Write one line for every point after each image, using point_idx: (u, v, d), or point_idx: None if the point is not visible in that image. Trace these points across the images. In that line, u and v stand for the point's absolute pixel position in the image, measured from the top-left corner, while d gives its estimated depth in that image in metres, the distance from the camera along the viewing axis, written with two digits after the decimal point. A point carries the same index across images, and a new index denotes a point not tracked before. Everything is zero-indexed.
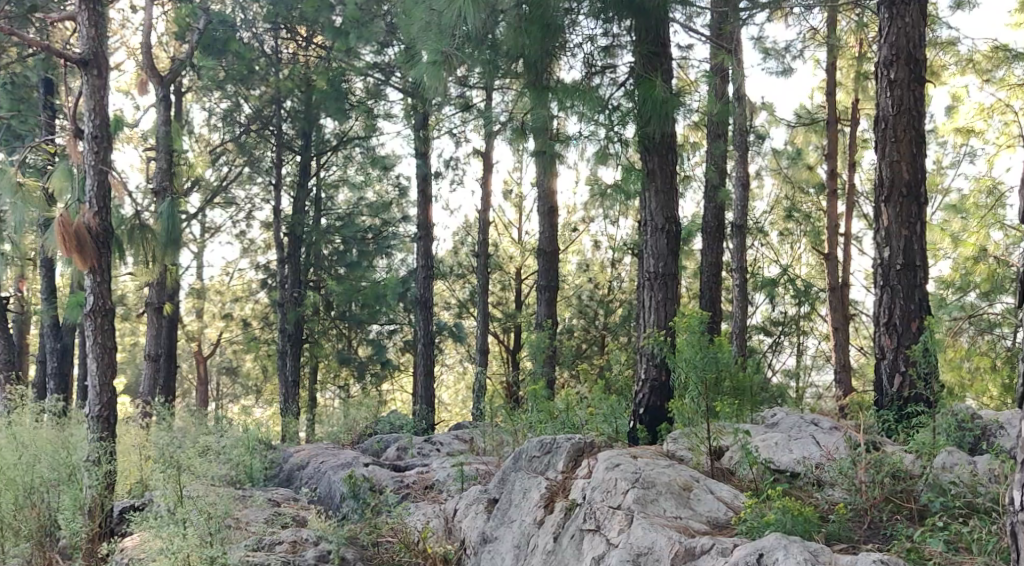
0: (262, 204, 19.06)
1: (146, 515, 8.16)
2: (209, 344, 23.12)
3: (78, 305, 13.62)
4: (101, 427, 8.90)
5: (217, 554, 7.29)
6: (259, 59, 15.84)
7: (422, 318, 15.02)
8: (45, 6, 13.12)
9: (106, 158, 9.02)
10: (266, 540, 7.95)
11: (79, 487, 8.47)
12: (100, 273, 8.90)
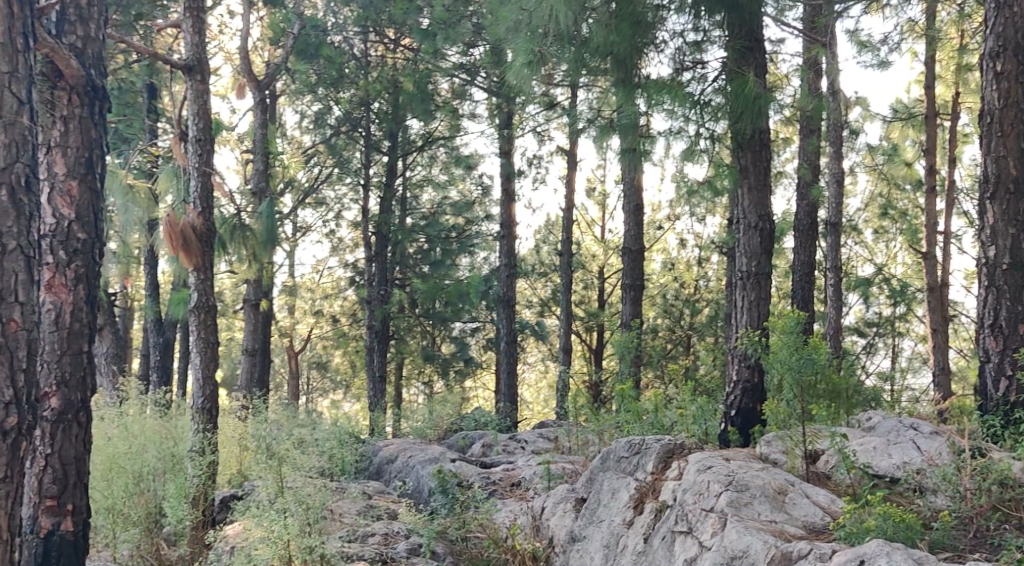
0: (351, 203, 19.34)
1: (247, 504, 8.44)
2: (298, 340, 23.56)
3: (180, 301, 13.99)
4: (202, 418, 9.45)
5: (315, 544, 7.44)
6: (349, 62, 16.09)
7: (505, 316, 15.05)
8: (151, 13, 13.51)
9: (209, 160, 9.51)
10: (360, 532, 8.25)
11: (185, 475, 8.89)
12: (203, 271, 9.30)
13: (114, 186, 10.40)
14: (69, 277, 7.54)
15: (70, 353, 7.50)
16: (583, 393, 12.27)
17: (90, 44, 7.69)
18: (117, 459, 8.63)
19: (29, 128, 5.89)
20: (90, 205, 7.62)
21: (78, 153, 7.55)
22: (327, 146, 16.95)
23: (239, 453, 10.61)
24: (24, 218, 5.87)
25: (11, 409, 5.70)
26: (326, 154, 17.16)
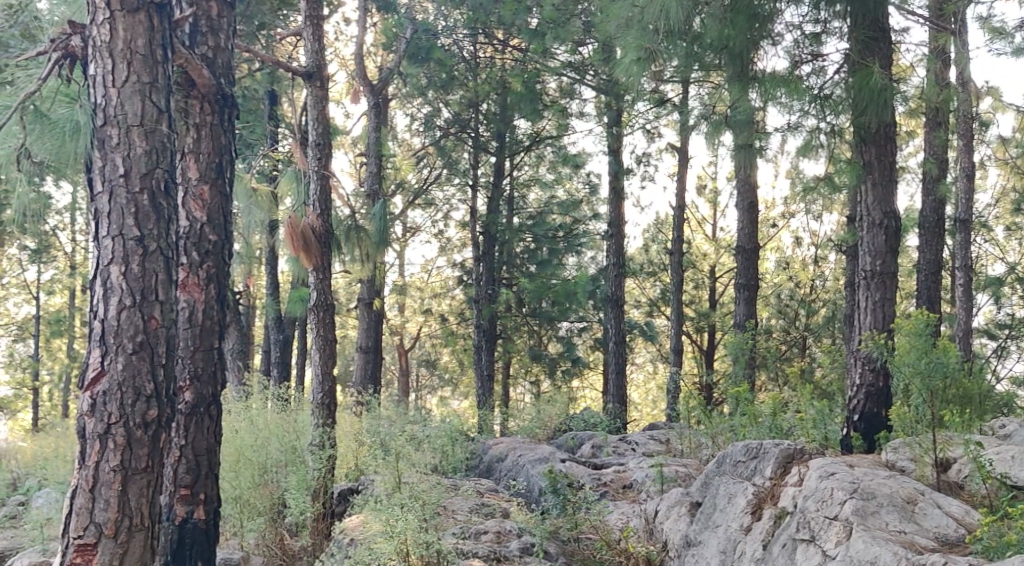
0: (459, 204, 19.50)
1: (365, 498, 8.64)
2: (408, 338, 23.85)
3: (299, 300, 14.45)
4: (323, 413, 9.83)
5: (432, 540, 7.47)
6: (458, 65, 16.33)
7: (614, 316, 14.90)
8: (272, 22, 13.90)
9: (328, 164, 9.94)
10: (473, 529, 8.22)
11: (306, 469, 9.34)
12: (322, 271, 9.59)
13: (237, 190, 10.66)
14: (201, 277, 7.74)
15: (202, 350, 7.79)
16: (695, 393, 12.12)
17: (221, 53, 7.91)
18: (244, 451, 9.45)
19: (166, 135, 6.77)
20: (220, 207, 7.85)
21: (210, 159, 7.83)
22: (436, 147, 17.28)
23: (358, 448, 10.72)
24: (163, 221, 6.71)
25: (153, 402, 6.60)
26: (436, 155, 17.56)
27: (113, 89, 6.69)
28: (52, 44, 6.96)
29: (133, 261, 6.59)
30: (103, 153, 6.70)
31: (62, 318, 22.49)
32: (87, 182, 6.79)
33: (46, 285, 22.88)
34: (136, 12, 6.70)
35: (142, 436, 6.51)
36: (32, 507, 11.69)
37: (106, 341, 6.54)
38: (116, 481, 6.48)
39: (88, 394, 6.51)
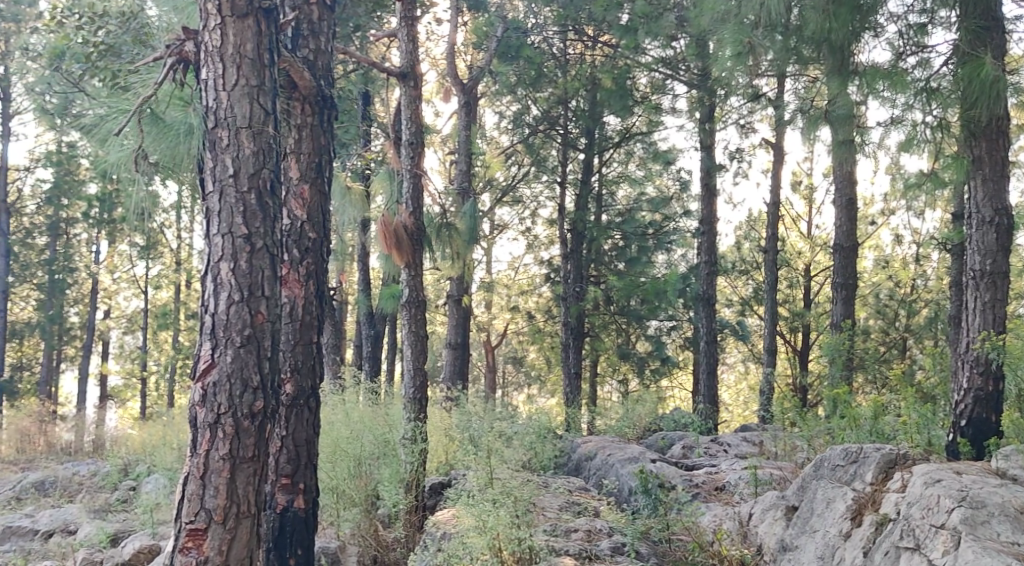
0: (548, 201, 19.52)
1: (457, 492, 8.71)
2: (496, 335, 23.92)
3: (390, 296, 14.65)
4: (414, 407, 10.19)
5: (524, 537, 7.47)
6: (548, 62, 16.46)
7: (705, 315, 14.67)
8: (367, 24, 14.48)
9: (421, 163, 10.35)
10: (564, 528, 8.15)
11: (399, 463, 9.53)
12: (414, 268, 10.06)
13: (333, 188, 10.83)
14: (301, 273, 7.88)
15: (302, 344, 7.81)
16: (789, 394, 11.87)
17: (321, 57, 8.04)
18: (340, 444, 9.54)
19: (273, 137, 6.86)
20: (320, 207, 7.95)
21: (310, 159, 7.93)
22: (525, 145, 17.37)
23: (445, 439, 11.22)
24: (269, 220, 6.78)
25: (259, 394, 6.66)
26: (524, 153, 17.68)
27: (223, 93, 6.81)
28: (167, 49, 7.15)
29: (241, 258, 6.68)
30: (214, 154, 6.82)
31: (167, 311, 23.06)
32: (199, 182, 6.92)
33: (152, 280, 23.43)
34: (244, 18, 6.83)
35: (249, 426, 6.59)
36: (142, 492, 11.98)
37: (216, 335, 6.64)
38: (225, 469, 6.58)
39: (199, 385, 6.62)
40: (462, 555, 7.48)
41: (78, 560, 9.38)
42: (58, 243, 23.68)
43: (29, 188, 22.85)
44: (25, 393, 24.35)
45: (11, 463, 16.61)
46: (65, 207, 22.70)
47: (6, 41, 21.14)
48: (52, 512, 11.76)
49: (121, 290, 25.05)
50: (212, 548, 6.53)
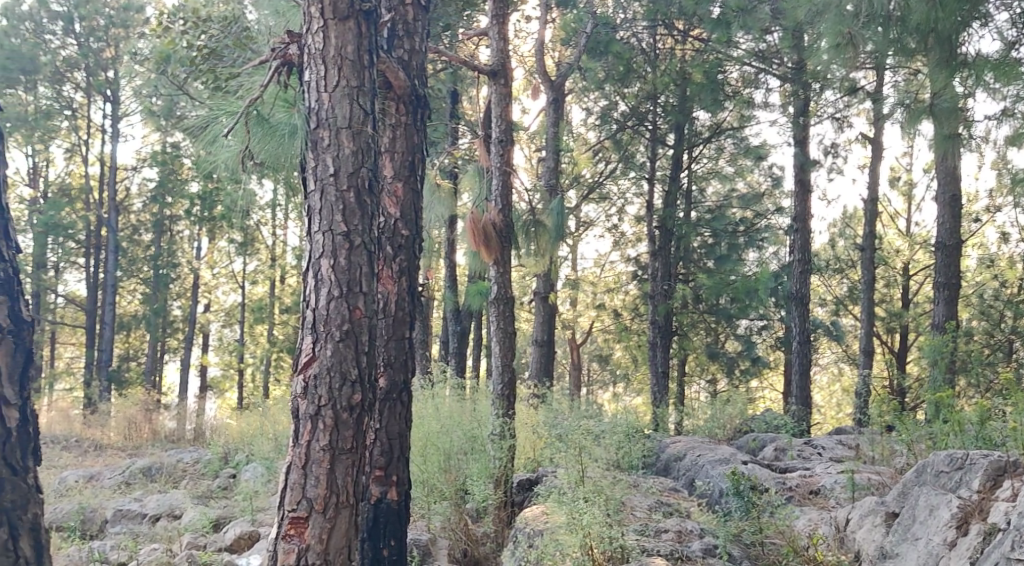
0: (636, 197, 19.37)
1: (548, 488, 8.82)
2: (582, 333, 23.80)
3: (478, 292, 14.70)
4: (503, 404, 10.21)
5: (615, 535, 7.36)
6: (638, 58, 16.32)
7: (798, 314, 14.35)
8: (457, 23, 14.94)
9: (511, 160, 10.27)
10: (653, 527, 8.03)
11: (487, 458, 9.63)
12: (503, 265, 10.00)
13: (423, 185, 10.85)
14: (395, 270, 7.95)
15: (395, 339, 7.92)
16: (886, 396, 11.54)
17: (416, 56, 8.23)
18: (432, 438, 9.74)
19: (371, 136, 6.96)
20: (413, 204, 8.06)
21: (403, 157, 8.01)
22: (613, 141, 17.32)
23: (532, 438, 11.15)
24: (367, 217, 6.90)
25: (357, 386, 6.80)
26: (612, 149, 17.57)
27: (325, 94, 6.94)
28: (272, 53, 7.49)
29: (341, 254, 6.83)
30: (315, 154, 6.97)
31: (263, 306, 23.38)
32: (302, 182, 7.08)
33: (249, 276, 24.49)
34: (345, 20, 6.95)
35: (348, 418, 6.74)
36: (243, 479, 12.08)
37: (316, 329, 6.81)
38: (325, 459, 6.72)
39: (301, 377, 6.80)
40: (555, 550, 7.34)
41: (182, 544, 9.58)
42: (162, 240, 24.28)
43: (138, 186, 23.78)
44: (130, 384, 24.90)
45: (117, 449, 16.94)
46: (169, 205, 23.13)
47: (115, 46, 21.64)
48: (159, 497, 11.89)
49: (220, 284, 25.51)
50: (313, 536, 6.69)
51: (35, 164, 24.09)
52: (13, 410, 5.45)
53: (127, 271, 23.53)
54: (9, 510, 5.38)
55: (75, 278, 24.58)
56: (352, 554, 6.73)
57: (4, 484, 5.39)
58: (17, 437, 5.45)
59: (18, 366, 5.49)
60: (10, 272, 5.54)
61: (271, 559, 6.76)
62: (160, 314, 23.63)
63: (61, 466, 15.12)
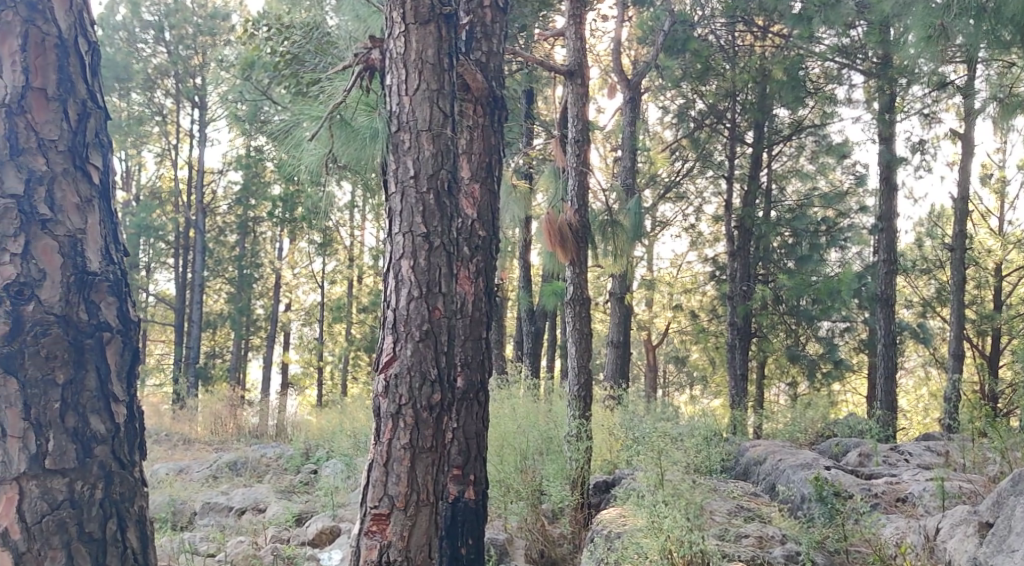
0: (715, 196, 19.10)
1: (628, 491, 8.65)
2: (659, 334, 23.53)
3: (553, 292, 14.57)
4: (580, 405, 10.06)
5: (697, 539, 7.18)
6: (715, 55, 16.05)
7: (884, 316, 13.94)
8: (534, 23, 14.86)
9: (587, 160, 10.15)
10: (734, 533, 7.86)
11: (564, 459, 9.49)
12: (580, 265, 9.88)
13: (500, 186, 10.76)
14: (471, 271, 7.85)
15: (472, 339, 7.79)
16: (977, 400, 11.13)
17: (493, 58, 8.29)
18: (508, 438, 9.72)
19: (451, 138, 6.89)
20: (489, 207, 7.93)
21: (480, 158, 8.02)
22: (690, 140, 17.23)
23: (610, 441, 11.07)
24: (447, 218, 6.83)
25: (437, 386, 6.70)
26: (689, 148, 17.45)
27: (407, 97, 6.92)
28: (356, 58, 7.74)
29: (421, 254, 6.76)
30: (397, 157, 6.94)
31: (342, 305, 23.55)
32: (383, 184, 7.06)
33: (329, 276, 24.56)
34: (427, 24, 6.92)
35: (428, 417, 6.64)
36: (324, 474, 12.15)
37: (396, 329, 6.74)
38: (406, 458, 6.63)
39: (382, 376, 6.73)
40: (638, 551, 7.27)
41: (267, 537, 9.64)
42: (246, 241, 24.57)
43: (224, 189, 23.97)
44: (214, 381, 25.24)
45: (205, 443, 17.15)
46: (253, 207, 23.12)
47: (203, 53, 21.81)
48: (245, 490, 11.95)
49: (301, 284, 25.77)
50: (395, 533, 6.57)
51: (126, 167, 24.58)
52: (122, 406, 5.10)
53: (214, 271, 24.11)
54: (118, 502, 5.02)
55: (164, 277, 25.06)
56: (434, 551, 6.57)
57: (114, 477, 5.01)
58: (126, 431, 5.10)
59: (128, 361, 5.14)
60: (119, 274, 5.18)
61: (354, 556, 6.65)
62: (245, 313, 23.91)
63: (152, 459, 15.31)
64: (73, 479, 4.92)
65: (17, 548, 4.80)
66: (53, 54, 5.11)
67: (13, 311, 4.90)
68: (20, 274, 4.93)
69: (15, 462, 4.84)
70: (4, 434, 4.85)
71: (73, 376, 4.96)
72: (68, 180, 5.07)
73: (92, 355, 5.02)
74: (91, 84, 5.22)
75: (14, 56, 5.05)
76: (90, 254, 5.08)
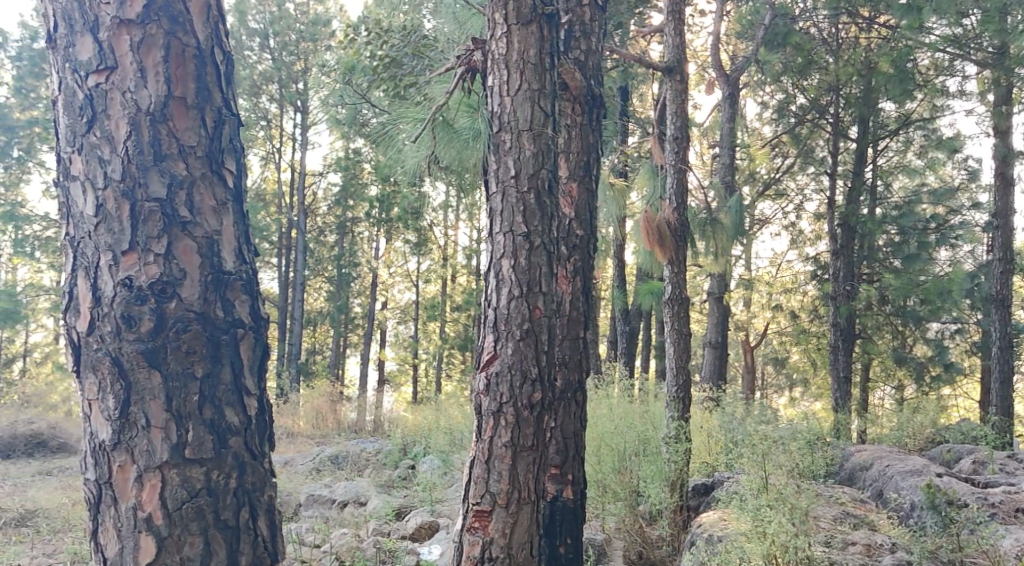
0: (815, 194, 18.65)
1: (729, 493, 8.42)
2: (757, 334, 23.12)
3: (650, 291, 14.36)
4: (679, 406, 9.80)
5: (802, 547, 6.98)
6: (819, 48, 15.69)
7: (999, 319, 13.41)
8: (630, 21, 14.58)
9: (686, 157, 9.86)
10: (840, 539, 7.59)
11: (663, 461, 9.25)
12: (678, 264, 9.69)
13: (598, 185, 10.59)
14: (570, 270, 7.78)
15: (570, 338, 7.70)
16: None
17: (592, 56, 8.12)
18: (606, 438, 9.60)
19: (552, 138, 6.84)
20: (587, 204, 7.91)
21: (578, 158, 7.93)
22: (792, 136, 16.99)
23: (708, 443, 10.84)
24: (547, 218, 6.78)
25: (538, 385, 6.66)
26: (790, 145, 17.23)
27: (507, 98, 6.89)
28: (457, 60, 7.58)
29: (521, 254, 6.71)
30: (498, 156, 6.91)
31: (436, 303, 23.59)
32: (485, 184, 7.05)
33: (424, 275, 24.70)
34: (528, 24, 6.90)
35: (528, 416, 6.60)
36: (421, 470, 12.15)
37: (497, 327, 6.72)
38: (507, 456, 6.60)
39: (483, 374, 6.72)
40: (741, 556, 7.12)
41: (368, 530, 9.57)
42: (345, 241, 24.78)
43: (323, 190, 24.32)
44: (314, 376, 25.53)
45: (307, 437, 17.29)
46: (352, 207, 23.28)
47: (305, 59, 22.17)
48: (347, 484, 11.98)
49: (398, 283, 25.94)
50: (496, 530, 6.52)
51: None
52: (253, 400, 5.24)
53: (314, 270, 24.30)
54: (251, 492, 5.18)
55: (267, 276, 25.47)
56: (535, 549, 6.52)
57: (247, 468, 5.18)
58: (258, 424, 5.25)
59: (260, 355, 5.27)
60: (251, 273, 5.31)
61: (456, 552, 6.63)
62: (343, 311, 24.13)
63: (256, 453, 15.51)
64: (210, 469, 5.10)
65: (160, 533, 5.04)
66: (193, 65, 5.24)
67: (157, 308, 5.08)
68: (162, 273, 5.09)
69: (158, 452, 5.05)
70: (147, 425, 5.06)
71: (209, 371, 5.12)
72: (206, 184, 5.21)
73: (228, 351, 5.17)
74: (226, 91, 5.34)
75: (157, 66, 5.18)
76: (226, 254, 5.22)
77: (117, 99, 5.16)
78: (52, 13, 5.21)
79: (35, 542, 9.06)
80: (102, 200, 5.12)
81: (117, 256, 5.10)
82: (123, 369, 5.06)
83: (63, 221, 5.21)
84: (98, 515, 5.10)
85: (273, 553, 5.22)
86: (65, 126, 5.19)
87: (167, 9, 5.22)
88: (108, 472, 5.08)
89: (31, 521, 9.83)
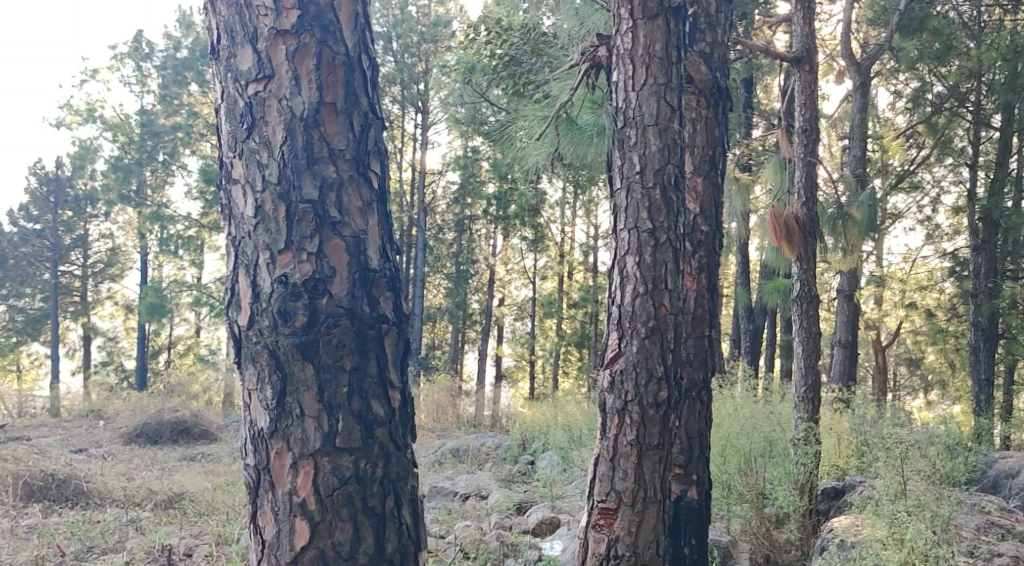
0: (951, 186, 17.90)
1: (864, 499, 8.05)
2: (887, 333, 22.42)
3: (777, 289, 14.04)
4: (808, 407, 9.49)
5: (943, 553, 6.75)
6: (959, 32, 15.07)
7: None
8: (755, 11, 14.24)
9: (814, 150, 9.50)
10: (984, 549, 7.20)
11: (790, 462, 9.01)
12: (808, 261, 9.29)
13: (723, 180, 10.36)
14: (695, 267, 7.68)
15: (695, 336, 7.52)
16: None
17: (718, 48, 7.95)
18: (732, 438, 9.37)
19: (678, 133, 6.70)
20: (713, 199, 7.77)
21: (704, 152, 7.71)
22: (928, 125, 16.28)
23: (839, 445, 10.49)
24: (673, 213, 6.64)
25: (664, 383, 6.59)
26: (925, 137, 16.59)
27: (633, 93, 6.77)
28: (581, 57, 7.36)
29: (646, 252, 6.60)
30: (622, 153, 6.79)
31: (554, 300, 23.48)
32: (609, 180, 6.93)
33: (541, 271, 24.66)
34: (654, 19, 6.76)
35: (654, 414, 6.55)
36: (541, 466, 12.08)
37: (622, 325, 6.65)
38: (633, 454, 6.58)
39: (608, 371, 6.68)
40: (876, 562, 6.83)
41: (491, 523, 9.53)
42: (464, 238, 24.86)
43: (444, 189, 24.46)
44: (435, 371, 25.71)
45: (429, 430, 17.41)
46: (471, 205, 23.34)
47: (427, 61, 22.26)
48: (469, 477, 11.97)
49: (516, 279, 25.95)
50: (622, 528, 6.54)
51: None
52: (397, 393, 5.55)
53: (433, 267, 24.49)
54: (396, 481, 5.51)
55: None
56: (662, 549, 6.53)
57: (392, 458, 5.50)
58: (401, 416, 5.55)
59: (402, 351, 5.58)
60: (395, 270, 5.62)
61: (582, 548, 6.67)
62: (462, 307, 24.24)
63: None
64: (358, 458, 5.44)
65: (314, 518, 5.41)
66: (342, 71, 5.56)
67: (310, 304, 5.44)
68: (314, 271, 5.45)
69: (311, 440, 5.42)
70: (301, 414, 5.43)
71: (357, 364, 5.46)
72: (353, 186, 5.53)
73: (373, 345, 5.49)
74: (372, 96, 5.64)
75: (310, 74, 5.52)
76: (372, 253, 5.53)
77: (274, 106, 5.52)
78: (215, 26, 5.59)
79: (183, 524, 9.27)
80: (261, 202, 5.50)
81: (274, 254, 5.47)
82: (279, 361, 5.44)
83: (225, 221, 5.61)
84: (257, 500, 5.50)
85: (416, 541, 5.53)
86: (228, 132, 5.57)
87: (319, 19, 5.55)
88: (266, 459, 5.46)
89: (179, 504, 10.06)
